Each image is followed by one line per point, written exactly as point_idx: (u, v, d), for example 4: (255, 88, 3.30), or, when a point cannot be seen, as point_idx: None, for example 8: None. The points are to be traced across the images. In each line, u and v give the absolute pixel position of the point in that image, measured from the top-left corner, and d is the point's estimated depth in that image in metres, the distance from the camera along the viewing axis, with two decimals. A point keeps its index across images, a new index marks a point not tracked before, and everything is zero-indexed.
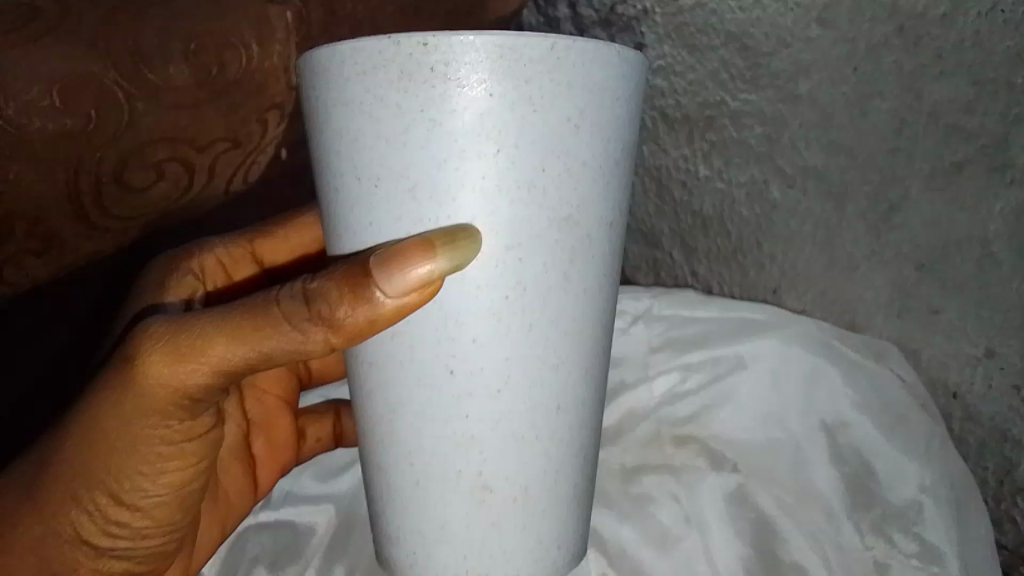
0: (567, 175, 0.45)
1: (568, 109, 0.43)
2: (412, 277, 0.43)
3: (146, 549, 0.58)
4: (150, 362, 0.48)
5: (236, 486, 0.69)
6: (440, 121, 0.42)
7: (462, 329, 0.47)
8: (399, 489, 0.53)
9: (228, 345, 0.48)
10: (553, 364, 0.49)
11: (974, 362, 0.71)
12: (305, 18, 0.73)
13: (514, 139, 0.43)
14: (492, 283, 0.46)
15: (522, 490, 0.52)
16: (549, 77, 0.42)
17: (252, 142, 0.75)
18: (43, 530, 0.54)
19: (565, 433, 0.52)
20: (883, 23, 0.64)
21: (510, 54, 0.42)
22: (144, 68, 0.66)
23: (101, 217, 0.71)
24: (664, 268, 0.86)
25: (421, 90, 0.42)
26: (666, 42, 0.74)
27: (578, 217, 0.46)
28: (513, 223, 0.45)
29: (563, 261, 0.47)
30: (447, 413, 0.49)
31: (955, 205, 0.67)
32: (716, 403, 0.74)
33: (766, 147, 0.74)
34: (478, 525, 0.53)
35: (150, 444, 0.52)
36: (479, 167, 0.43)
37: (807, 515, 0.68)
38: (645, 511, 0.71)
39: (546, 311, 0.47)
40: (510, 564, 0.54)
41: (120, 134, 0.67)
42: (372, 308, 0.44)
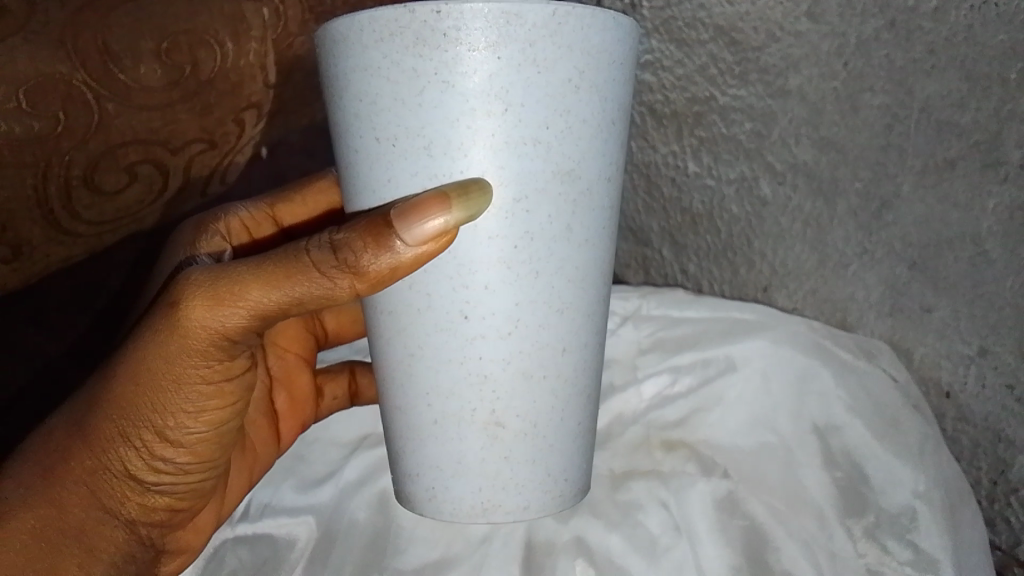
0: (567, 133, 0.49)
1: (569, 69, 0.48)
2: (436, 222, 0.46)
3: (188, 484, 0.61)
4: (192, 306, 0.50)
5: (261, 438, 0.73)
6: (454, 83, 0.46)
7: (476, 275, 0.51)
8: (418, 428, 0.58)
9: (264, 291, 0.50)
10: (559, 308, 0.54)
11: (967, 362, 0.69)
12: (283, 15, 0.72)
13: (521, 99, 0.47)
14: (502, 232, 0.50)
15: (531, 427, 0.56)
16: (551, 42, 0.47)
17: (228, 142, 0.75)
18: (95, 468, 0.56)
19: (569, 374, 0.57)
20: (873, 16, 0.62)
21: (516, 20, 0.46)
22: (114, 68, 0.66)
23: (73, 222, 0.72)
24: (653, 266, 0.87)
25: (438, 55, 0.46)
26: (654, 36, 0.73)
27: (578, 171, 0.51)
28: (521, 176, 0.49)
29: (564, 213, 0.51)
30: (462, 354, 0.54)
31: (948, 203, 0.65)
32: (706, 407, 0.73)
33: (755, 143, 0.72)
34: (491, 459, 0.57)
35: (192, 385, 0.55)
36: (490, 124, 0.47)
37: (798, 521, 0.66)
38: (633, 520, 0.70)
39: (552, 258, 0.52)
40: (522, 497, 0.58)
41: (90, 136, 0.67)
42: (396, 257, 0.48)
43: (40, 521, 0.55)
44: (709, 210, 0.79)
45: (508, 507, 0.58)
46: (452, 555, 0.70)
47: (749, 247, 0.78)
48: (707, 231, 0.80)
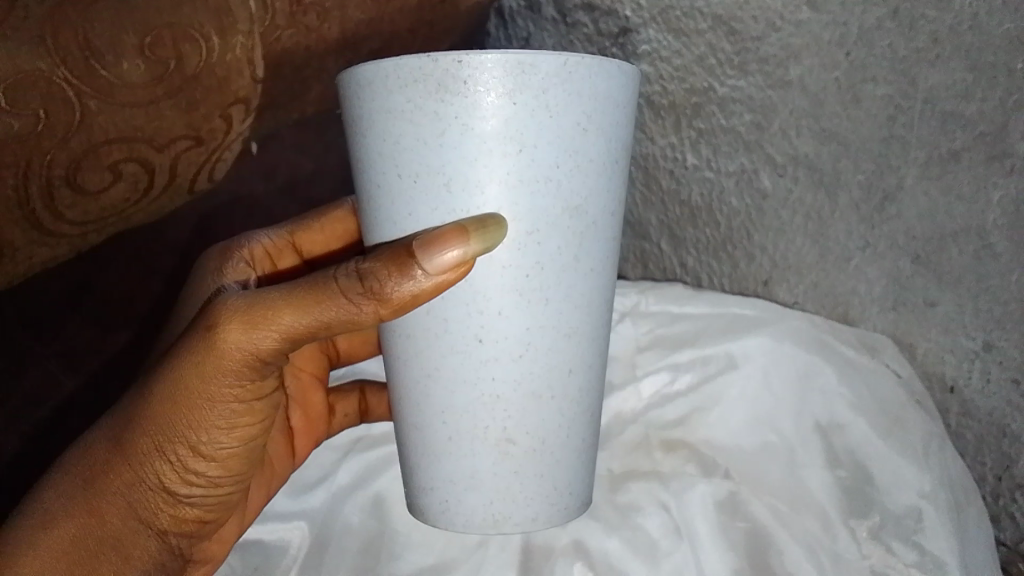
0: (575, 170, 0.50)
1: (577, 115, 0.49)
2: (454, 253, 0.47)
3: (217, 498, 0.61)
4: (229, 329, 0.51)
5: (279, 455, 0.71)
6: (472, 126, 0.47)
7: (491, 300, 0.51)
8: (430, 446, 0.57)
9: (295, 315, 0.50)
10: (567, 333, 0.54)
11: (971, 356, 0.68)
12: (268, 7, 0.68)
13: (534, 141, 0.48)
14: (515, 261, 0.50)
15: (541, 446, 0.56)
16: (563, 89, 0.48)
17: (215, 138, 0.74)
18: (131, 480, 0.56)
19: (576, 394, 0.56)
20: (876, 5, 0.61)
21: (530, 70, 0.47)
22: (96, 64, 0.63)
23: (56, 222, 0.71)
24: (652, 260, 0.86)
25: (458, 101, 0.47)
26: (652, 26, 0.69)
27: (586, 206, 0.51)
28: (532, 210, 0.49)
29: (573, 244, 0.51)
30: (475, 375, 0.53)
31: (951, 195, 0.64)
32: (706, 405, 0.72)
33: (755, 135, 0.70)
34: (502, 474, 0.56)
35: (227, 402, 0.55)
36: (506, 164, 0.48)
37: (801, 523, 0.66)
38: (633, 523, 0.70)
39: (561, 285, 0.52)
40: (530, 509, 0.57)
41: (72, 134, 0.65)
42: (417, 284, 0.48)
43: (78, 530, 0.56)
44: (708, 203, 0.77)
45: (517, 522, 0.57)
46: (447, 560, 0.71)
47: (749, 241, 0.76)
48: (706, 224, 0.78)
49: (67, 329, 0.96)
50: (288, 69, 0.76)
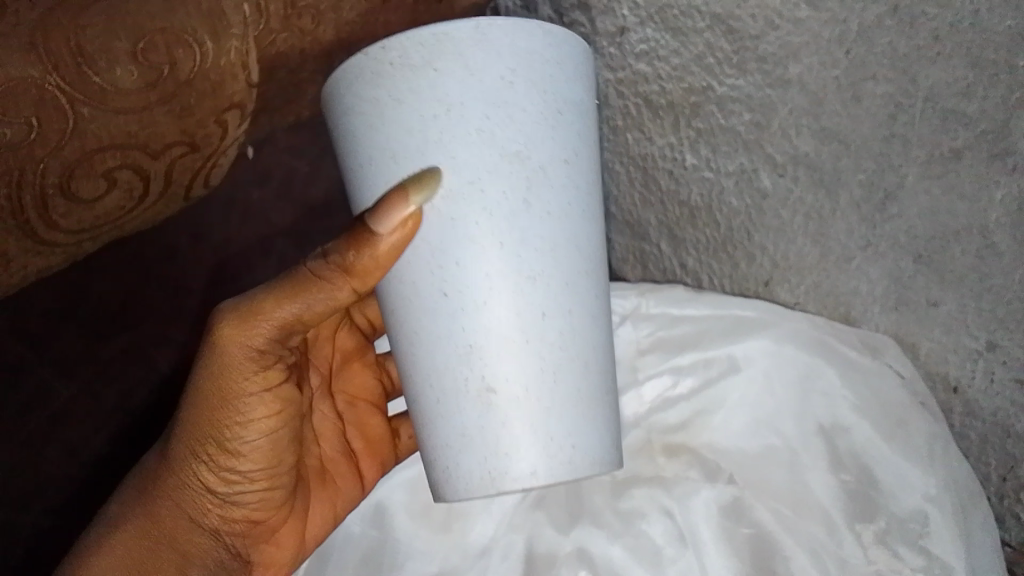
0: (508, 120, 0.49)
1: (502, 69, 0.49)
2: (399, 213, 0.48)
3: (257, 494, 0.63)
4: (224, 329, 0.54)
5: (339, 473, 0.71)
6: (405, 99, 0.49)
7: (448, 252, 0.50)
8: (425, 411, 0.56)
9: (277, 304, 0.53)
10: (532, 276, 0.51)
11: (975, 355, 0.67)
12: (264, 10, 0.67)
13: (461, 99, 0.48)
14: (466, 210, 0.49)
15: (524, 394, 0.53)
16: (479, 49, 0.48)
17: (210, 144, 0.72)
18: (176, 481, 0.61)
19: (558, 343, 0.53)
20: (874, 2, 0.58)
21: (444, 36, 0.48)
22: (89, 71, 0.61)
23: (50, 231, 0.69)
24: (652, 261, 0.87)
25: (391, 81, 0.49)
26: (649, 25, 0.69)
27: (529, 152, 0.50)
28: (471, 162, 0.49)
29: (521, 189, 0.50)
30: (446, 328, 0.52)
31: (954, 194, 0.63)
32: (709, 408, 0.72)
33: (755, 135, 0.69)
34: (493, 429, 0.53)
35: (243, 397, 0.58)
36: (437, 126, 0.48)
37: (805, 527, 0.67)
38: (636, 530, 0.70)
39: (518, 229, 0.50)
40: (528, 463, 0.54)
41: (65, 143, 0.63)
42: (373, 249, 0.50)
43: (138, 533, 0.61)
44: (708, 202, 0.77)
45: (516, 475, 0.54)
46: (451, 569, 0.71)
47: (750, 241, 0.76)
48: (706, 225, 0.78)
49: (60, 337, 0.95)
50: (283, 72, 0.74)
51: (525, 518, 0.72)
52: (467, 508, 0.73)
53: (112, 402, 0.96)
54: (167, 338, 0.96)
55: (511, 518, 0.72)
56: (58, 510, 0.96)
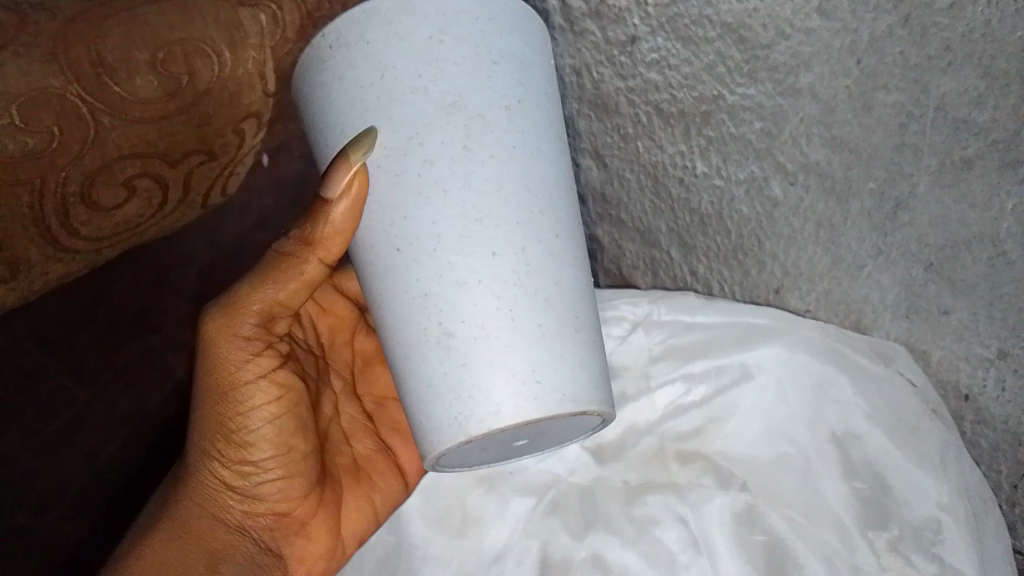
0: (440, 73, 0.50)
1: (429, 30, 0.50)
2: (343, 178, 0.52)
3: (276, 480, 0.69)
4: (213, 324, 0.62)
5: (377, 467, 0.78)
6: (348, 74, 0.52)
7: (397, 207, 0.53)
8: (399, 364, 0.58)
9: (253, 291, 0.60)
10: (478, 217, 0.52)
11: (987, 364, 0.68)
12: (281, 20, 0.66)
13: (393, 63, 0.50)
14: (406, 164, 0.52)
15: (479, 334, 0.53)
16: (405, 15, 0.50)
17: (227, 153, 0.72)
18: (199, 477, 0.68)
19: (512, 282, 0.53)
20: (886, 13, 0.58)
21: (372, 10, 0.50)
22: (110, 81, 0.62)
23: (70, 238, 0.69)
24: (662, 267, 0.88)
25: (334, 60, 0.52)
26: (660, 34, 0.69)
27: (464, 101, 0.51)
28: (409, 119, 0.51)
29: (460, 136, 0.51)
30: (403, 281, 0.54)
31: (965, 203, 0.63)
32: (722, 415, 0.72)
33: (765, 143, 0.70)
34: (456, 372, 0.54)
35: (245, 386, 0.64)
36: (375, 92, 0.51)
37: (819, 535, 0.67)
38: (650, 536, 0.69)
39: (457, 174, 0.51)
40: (494, 403, 0.53)
41: (86, 152, 0.63)
42: (329, 217, 0.54)
43: (171, 528, 0.67)
44: (718, 210, 0.77)
45: (483, 414, 0.54)
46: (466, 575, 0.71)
47: (760, 248, 0.76)
48: (716, 232, 0.79)
49: (79, 342, 0.96)
50: None
51: (538, 525, 0.72)
52: (480, 512, 0.73)
53: (129, 408, 0.96)
54: (181, 344, 0.97)
55: (524, 523, 0.73)
56: (73, 514, 0.93)
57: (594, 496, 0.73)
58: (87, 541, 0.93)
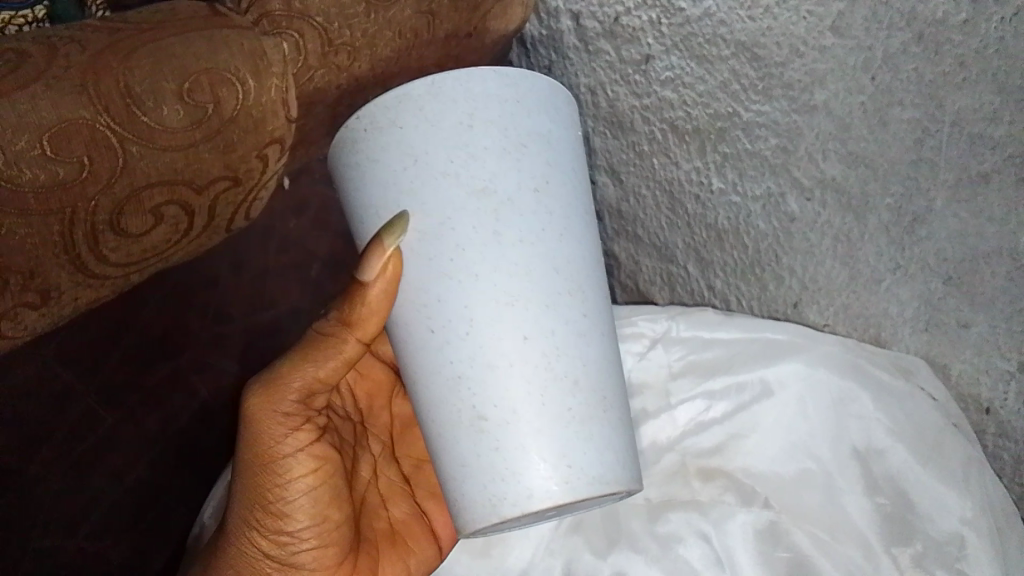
0: (469, 159, 0.52)
1: (460, 115, 0.52)
2: (377, 259, 0.54)
3: (313, 551, 0.67)
4: (253, 400, 0.62)
5: (414, 533, 0.75)
6: (380, 156, 0.54)
7: (429, 289, 0.55)
8: (432, 442, 0.60)
9: (295, 369, 0.60)
10: (508, 302, 0.54)
11: (1007, 376, 0.67)
12: (303, 49, 0.67)
13: (424, 149, 0.52)
14: (437, 249, 0.54)
15: (513, 419, 0.55)
16: (435, 101, 0.52)
17: (251, 177, 0.72)
18: (236, 549, 0.67)
19: (543, 363, 0.55)
20: (900, 30, 0.58)
21: (404, 97, 0.52)
22: (137, 110, 0.61)
23: (100, 264, 0.67)
24: (679, 283, 0.88)
25: (367, 142, 0.54)
26: (674, 53, 0.71)
27: (494, 186, 0.53)
28: (441, 204, 0.53)
29: (489, 221, 0.53)
30: (436, 362, 0.56)
31: (982, 217, 0.63)
32: (742, 432, 0.73)
33: (781, 159, 0.70)
34: (487, 452, 0.56)
35: (284, 460, 0.64)
36: (408, 176, 0.53)
37: (843, 551, 0.68)
38: (673, 554, 0.71)
39: (487, 260, 0.53)
40: (524, 483, 0.56)
41: (115, 181, 0.62)
42: (366, 298, 0.56)
43: None
44: (735, 226, 0.78)
45: (517, 496, 0.56)
46: None
47: (778, 263, 0.77)
48: (733, 247, 0.80)
49: (106, 366, 0.91)
50: (321, 107, 0.75)
51: (562, 543, 0.75)
52: (503, 533, 0.76)
53: (155, 429, 0.95)
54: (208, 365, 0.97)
55: (548, 543, 0.75)
56: (100, 534, 0.94)
57: (617, 513, 0.75)
58: (113, 558, 0.94)
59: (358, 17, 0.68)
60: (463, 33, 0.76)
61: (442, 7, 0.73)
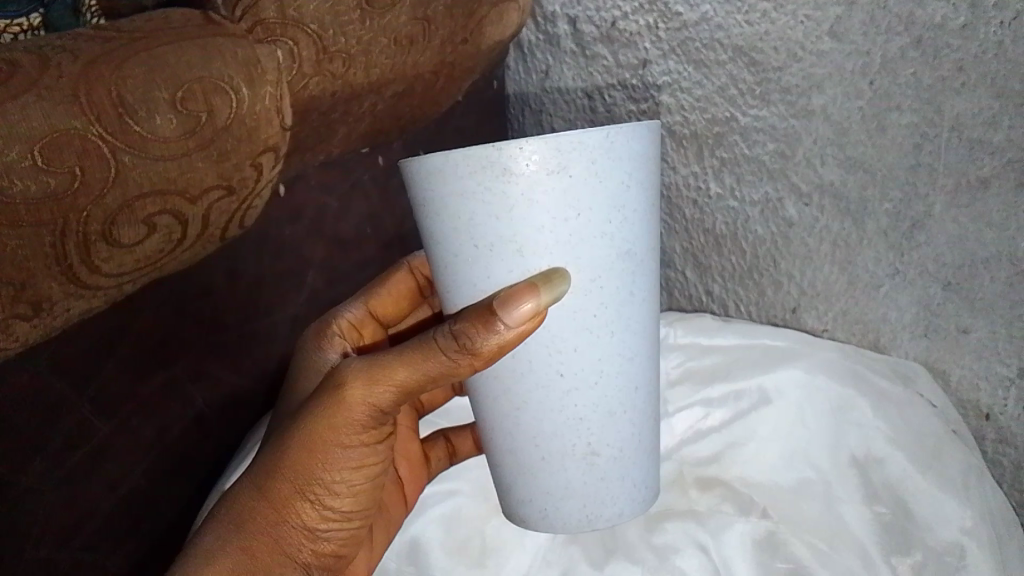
0: (625, 221, 0.50)
1: (622, 176, 0.49)
2: (527, 306, 0.47)
3: (346, 531, 0.62)
4: (353, 384, 0.54)
5: (393, 501, 0.71)
6: (539, 199, 0.46)
7: (567, 339, 0.51)
8: (519, 467, 0.58)
9: (408, 372, 0.53)
10: (629, 355, 0.54)
11: (1007, 382, 0.66)
12: (297, 56, 0.68)
13: (589, 205, 0.48)
14: (581, 305, 0.50)
15: (620, 454, 0.57)
16: (608, 157, 0.47)
17: (245, 186, 0.72)
18: (276, 522, 0.57)
19: (642, 406, 0.57)
20: (898, 35, 0.59)
21: (582, 144, 0.46)
22: (130, 120, 0.60)
23: (91, 275, 0.65)
24: (677, 288, 0.86)
25: (523, 180, 0.46)
26: (671, 58, 0.72)
27: (635, 246, 0.51)
28: (593, 262, 0.49)
29: (627, 281, 0.52)
30: (560, 404, 0.53)
31: (982, 222, 0.62)
32: (738, 441, 0.74)
33: (779, 164, 0.70)
34: (591, 482, 0.57)
35: (358, 445, 0.57)
36: (568, 229, 0.48)
37: (842, 562, 0.67)
38: (670, 565, 0.71)
39: (622, 315, 0.52)
40: (616, 507, 0.59)
41: (108, 192, 0.61)
42: (501, 337, 0.48)
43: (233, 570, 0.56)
44: (733, 230, 0.77)
45: (607, 518, 0.59)
46: None
47: (776, 268, 0.76)
48: (731, 253, 0.79)
49: (104, 373, 0.79)
50: (316, 115, 0.75)
51: (560, 553, 0.75)
52: (499, 542, 0.76)
53: (151, 436, 0.85)
54: (204, 373, 0.87)
55: (545, 553, 0.75)
56: (95, 545, 0.84)
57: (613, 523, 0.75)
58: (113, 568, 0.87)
59: (352, 23, 0.70)
60: (459, 39, 0.80)
61: (437, 13, 0.76)
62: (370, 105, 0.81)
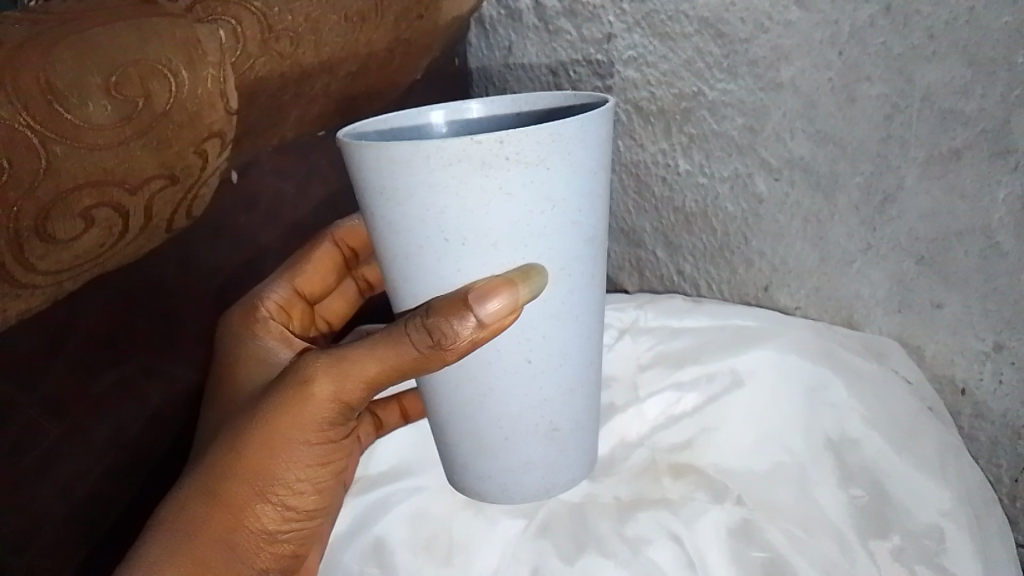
0: (591, 207, 0.48)
1: (592, 162, 0.47)
2: (502, 302, 0.45)
3: (303, 528, 0.60)
4: (319, 381, 0.51)
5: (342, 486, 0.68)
6: (517, 193, 0.44)
7: (536, 327, 0.50)
8: (479, 448, 0.56)
9: (375, 368, 0.50)
10: (589, 335, 0.53)
11: (982, 357, 0.66)
12: (240, 36, 0.65)
13: (563, 195, 0.46)
14: (551, 294, 0.49)
15: (576, 424, 0.57)
16: (581, 146, 0.45)
17: (189, 176, 0.68)
18: (232, 525, 0.54)
19: (594, 378, 0.57)
20: (868, 2, 0.56)
21: (560, 135, 0.44)
22: (61, 108, 0.55)
23: (26, 273, 0.61)
24: (648, 268, 0.84)
25: (502, 174, 0.43)
26: (636, 31, 0.69)
27: (598, 230, 0.50)
28: (564, 251, 0.48)
29: (591, 265, 0.50)
30: (526, 388, 0.52)
31: (954, 194, 0.60)
32: (711, 425, 0.71)
33: (748, 139, 0.68)
34: (551, 456, 0.57)
35: (320, 444, 0.55)
36: (543, 221, 0.46)
37: (819, 548, 0.62)
38: (644, 557, 0.64)
39: (585, 298, 0.51)
40: (569, 475, 0.59)
41: (38, 184, 0.56)
42: (474, 334, 0.46)
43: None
44: (703, 208, 0.75)
45: (562, 485, 0.60)
46: None
47: (746, 245, 0.74)
48: (701, 231, 0.77)
49: (49, 375, 0.74)
50: (264, 98, 0.72)
51: (529, 547, 0.68)
52: (469, 538, 0.69)
53: (106, 440, 0.81)
54: (158, 369, 0.84)
55: (515, 550, 0.68)
56: (53, 552, 0.80)
57: (584, 513, 0.69)
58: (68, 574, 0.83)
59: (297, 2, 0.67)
60: (413, 16, 0.77)
61: None
62: (322, 87, 0.77)
